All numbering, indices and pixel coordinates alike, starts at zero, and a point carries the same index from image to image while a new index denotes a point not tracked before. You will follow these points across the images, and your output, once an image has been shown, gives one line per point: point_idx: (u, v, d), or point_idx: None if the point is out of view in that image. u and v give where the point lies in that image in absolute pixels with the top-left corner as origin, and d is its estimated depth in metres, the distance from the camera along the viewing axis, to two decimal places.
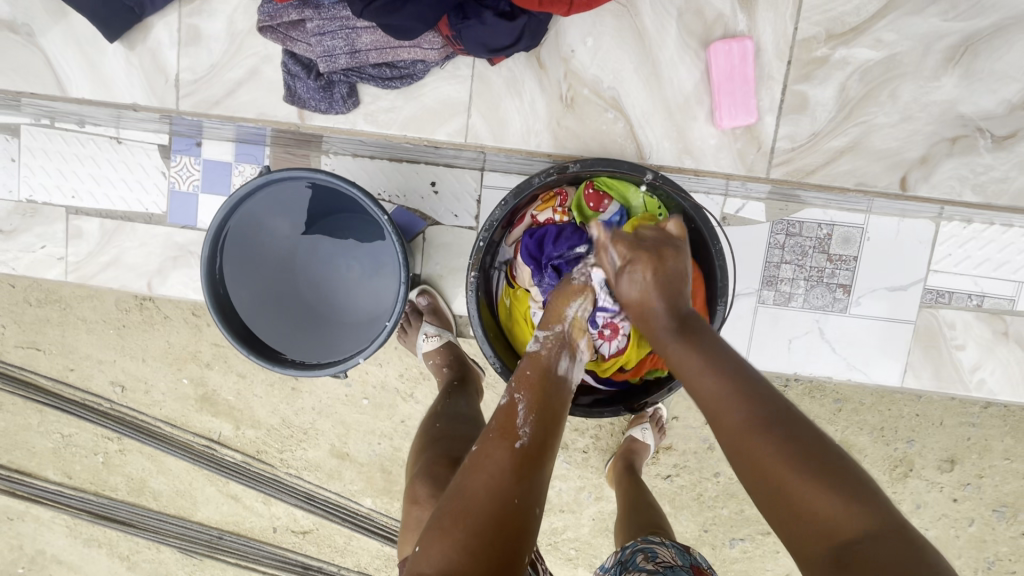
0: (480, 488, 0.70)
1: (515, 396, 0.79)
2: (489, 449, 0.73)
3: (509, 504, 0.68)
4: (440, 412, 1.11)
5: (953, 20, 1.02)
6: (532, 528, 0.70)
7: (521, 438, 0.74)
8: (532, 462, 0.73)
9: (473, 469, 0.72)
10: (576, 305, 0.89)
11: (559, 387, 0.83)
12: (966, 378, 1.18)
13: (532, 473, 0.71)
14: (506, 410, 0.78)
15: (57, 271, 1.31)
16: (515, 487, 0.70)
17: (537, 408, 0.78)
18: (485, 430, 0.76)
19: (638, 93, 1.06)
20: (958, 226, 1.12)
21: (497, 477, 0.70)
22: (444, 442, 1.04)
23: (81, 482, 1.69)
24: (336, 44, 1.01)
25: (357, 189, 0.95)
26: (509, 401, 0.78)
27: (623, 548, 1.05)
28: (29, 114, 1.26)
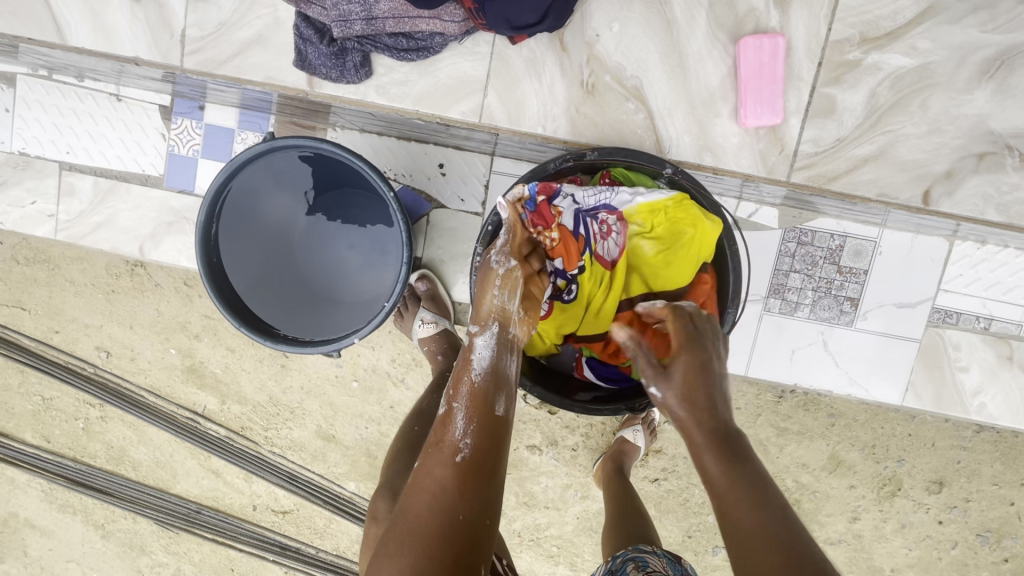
0: (424, 508, 0.68)
1: (454, 406, 0.78)
2: (431, 464, 0.73)
3: (454, 521, 0.67)
4: (423, 414, 1.14)
5: (990, 32, 0.99)
6: (485, 539, 0.68)
7: (462, 452, 0.72)
8: (476, 474, 0.71)
9: (416, 490, 0.71)
10: (497, 294, 0.83)
11: (505, 384, 0.80)
12: (967, 401, 1.17)
13: (473, 484, 0.69)
14: (445, 421, 0.77)
15: (47, 229, 1.27)
16: (458, 502, 0.68)
17: (477, 418, 0.76)
18: (427, 445, 0.76)
19: (661, 84, 1.03)
20: (972, 246, 1.11)
21: (439, 495, 0.70)
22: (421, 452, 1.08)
23: (59, 447, 1.65)
24: (353, 9, 0.97)
25: (365, 162, 0.92)
26: (449, 412, 0.77)
27: (612, 556, 1.01)
28: (27, 63, 1.21)
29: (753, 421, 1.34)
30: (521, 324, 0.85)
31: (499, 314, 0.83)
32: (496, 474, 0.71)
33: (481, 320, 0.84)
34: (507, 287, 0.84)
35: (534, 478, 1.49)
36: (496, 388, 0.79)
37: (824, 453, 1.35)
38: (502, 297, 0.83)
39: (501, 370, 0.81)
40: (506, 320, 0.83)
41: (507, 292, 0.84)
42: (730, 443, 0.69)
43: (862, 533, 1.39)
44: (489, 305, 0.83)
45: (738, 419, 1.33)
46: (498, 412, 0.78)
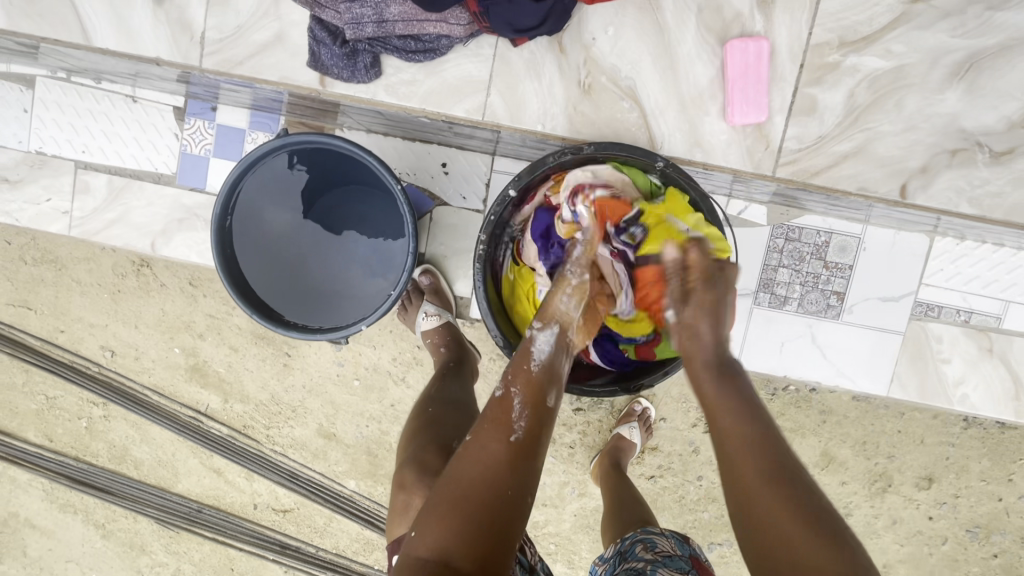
0: (477, 479, 0.72)
1: (511, 389, 0.80)
2: (485, 438, 0.76)
3: (503, 494, 0.71)
4: (434, 396, 1.11)
5: (960, 37, 1.05)
6: (523, 515, 0.73)
7: (516, 432, 0.76)
8: (525, 454, 0.75)
9: (470, 460, 0.74)
10: (567, 299, 0.87)
11: (555, 378, 0.84)
12: (949, 392, 1.22)
13: (525, 465, 0.74)
14: (501, 401, 0.79)
15: (61, 225, 1.31)
16: (509, 478, 0.73)
17: (533, 402, 0.79)
18: (480, 421, 0.78)
19: (654, 84, 1.08)
20: (951, 242, 1.16)
21: (493, 468, 0.73)
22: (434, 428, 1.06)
23: (62, 446, 1.67)
24: (365, 13, 1.03)
25: (374, 157, 0.96)
26: (506, 395, 0.79)
27: (623, 538, 1.07)
28: (46, 66, 1.26)
29: None
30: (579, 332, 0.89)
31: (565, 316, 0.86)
32: (540, 458, 0.76)
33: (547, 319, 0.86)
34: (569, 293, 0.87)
35: None
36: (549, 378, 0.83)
37: (816, 449, 1.39)
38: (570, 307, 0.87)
39: (557, 366, 0.85)
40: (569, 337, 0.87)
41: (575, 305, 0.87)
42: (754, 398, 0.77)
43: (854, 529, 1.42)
44: (557, 308, 0.86)
45: None
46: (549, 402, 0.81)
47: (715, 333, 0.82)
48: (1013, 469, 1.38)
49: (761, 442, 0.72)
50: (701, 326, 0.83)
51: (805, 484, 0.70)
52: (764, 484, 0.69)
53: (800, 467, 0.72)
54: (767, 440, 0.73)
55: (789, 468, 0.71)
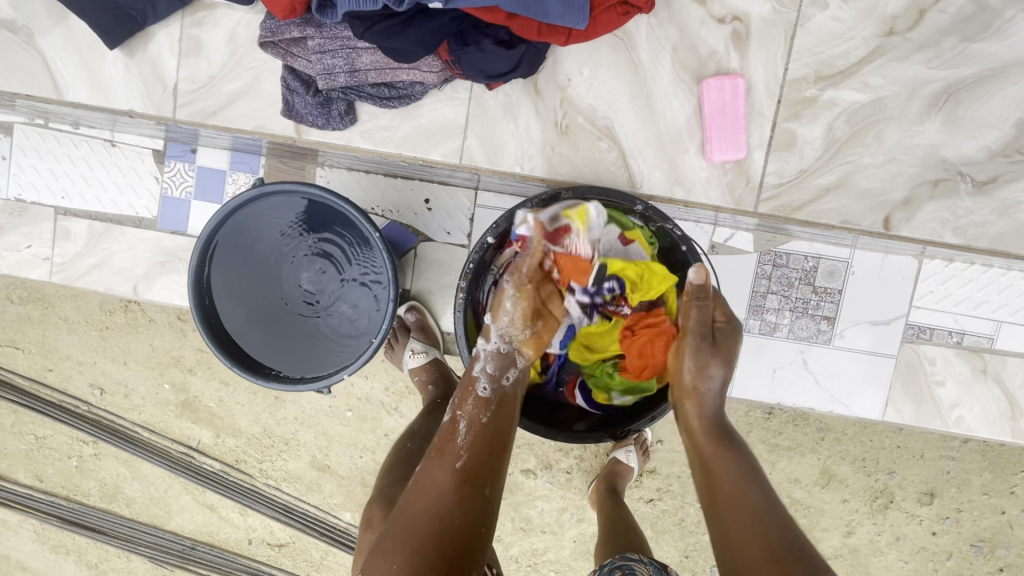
0: (423, 504, 0.76)
1: (458, 414, 0.85)
2: (431, 469, 0.80)
3: (450, 521, 0.74)
4: (415, 431, 1.09)
5: (937, 68, 1.04)
6: (479, 540, 0.75)
7: (461, 457, 0.79)
8: (472, 476, 0.79)
9: (417, 487, 0.78)
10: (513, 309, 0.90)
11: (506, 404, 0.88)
12: (945, 414, 1.20)
13: (471, 488, 0.77)
14: (449, 431, 0.83)
15: (42, 272, 1.29)
16: (454, 503, 0.76)
17: (478, 424, 0.84)
18: (429, 449, 0.82)
19: (632, 124, 1.08)
20: (940, 264, 1.15)
21: (438, 494, 0.76)
22: (410, 462, 1.04)
23: (52, 486, 1.65)
24: (336, 63, 1.03)
25: (351, 206, 0.96)
26: (452, 418, 0.84)
27: (600, 564, 1.00)
28: (23, 113, 1.25)
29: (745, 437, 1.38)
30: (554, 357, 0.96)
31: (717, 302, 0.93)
32: (491, 478, 0.80)
33: (717, 361, 0.89)
34: (719, 355, 0.89)
35: (529, 501, 1.50)
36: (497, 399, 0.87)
37: (815, 467, 1.37)
38: (493, 385, 0.88)
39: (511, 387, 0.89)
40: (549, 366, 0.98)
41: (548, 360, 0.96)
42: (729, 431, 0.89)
43: (857, 547, 1.40)
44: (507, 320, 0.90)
45: None
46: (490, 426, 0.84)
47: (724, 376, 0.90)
48: (1015, 482, 1.36)
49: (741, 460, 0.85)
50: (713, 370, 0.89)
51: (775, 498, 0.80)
52: (747, 497, 0.80)
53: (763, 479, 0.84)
54: (743, 454, 0.86)
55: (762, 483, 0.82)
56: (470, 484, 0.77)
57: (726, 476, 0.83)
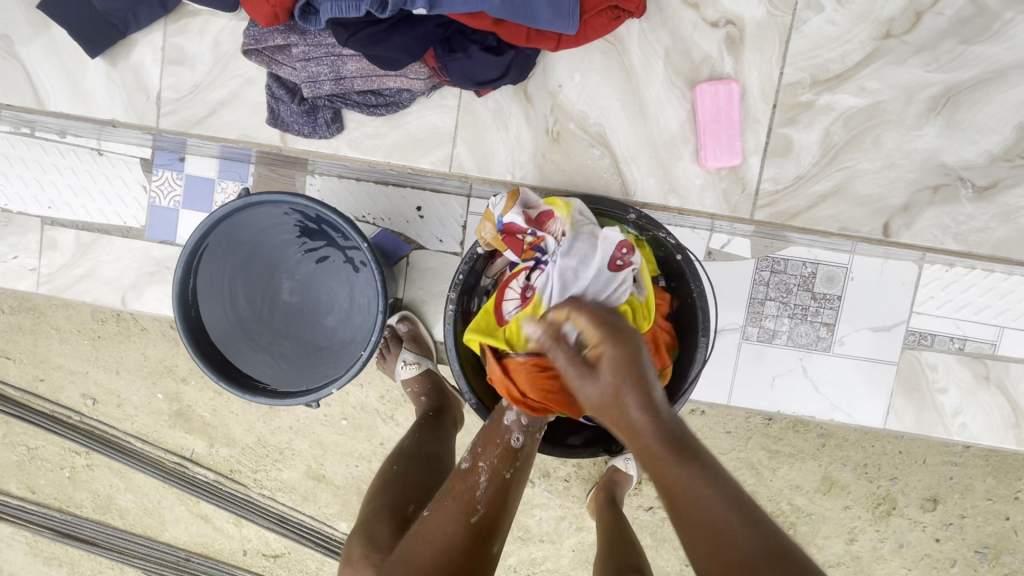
0: (429, 554, 0.74)
1: (479, 463, 0.84)
2: (444, 518, 0.77)
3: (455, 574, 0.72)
4: (403, 451, 1.02)
5: (935, 71, 1.03)
6: None
7: (478, 512, 0.78)
8: (486, 531, 0.77)
9: (424, 534, 0.76)
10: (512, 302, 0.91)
11: (524, 457, 0.87)
12: (947, 421, 1.18)
13: (483, 543, 0.76)
14: (468, 484, 0.81)
15: (29, 283, 1.27)
16: (461, 558, 0.73)
17: (499, 476, 0.82)
18: (443, 495, 0.81)
19: (625, 130, 1.06)
20: (940, 269, 1.12)
21: (448, 545, 0.74)
22: (401, 487, 0.95)
23: (45, 497, 1.63)
24: (321, 71, 1.01)
25: (339, 216, 0.94)
26: (473, 466, 0.83)
27: None
28: (6, 121, 1.23)
29: (744, 444, 1.36)
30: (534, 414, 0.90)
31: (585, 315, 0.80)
32: (503, 534, 0.78)
33: (626, 386, 0.73)
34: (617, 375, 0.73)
35: (527, 510, 1.47)
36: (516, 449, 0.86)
37: (817, 474, 1.35)
38: (521, 437, 0.88)
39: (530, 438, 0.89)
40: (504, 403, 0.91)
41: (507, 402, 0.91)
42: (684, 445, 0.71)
43: (860, 555, 1.38)
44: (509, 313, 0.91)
45: (729, 442, 1.36)
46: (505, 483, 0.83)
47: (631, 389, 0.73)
48: (1019, 488, 1.34)
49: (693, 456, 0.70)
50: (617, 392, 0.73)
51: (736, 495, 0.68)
52: (713, 507, 0.65)
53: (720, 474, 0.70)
54: (697, 451, 0.71)
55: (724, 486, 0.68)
56: (484, 538, 0.76)
57: (679, 483, 0.68)
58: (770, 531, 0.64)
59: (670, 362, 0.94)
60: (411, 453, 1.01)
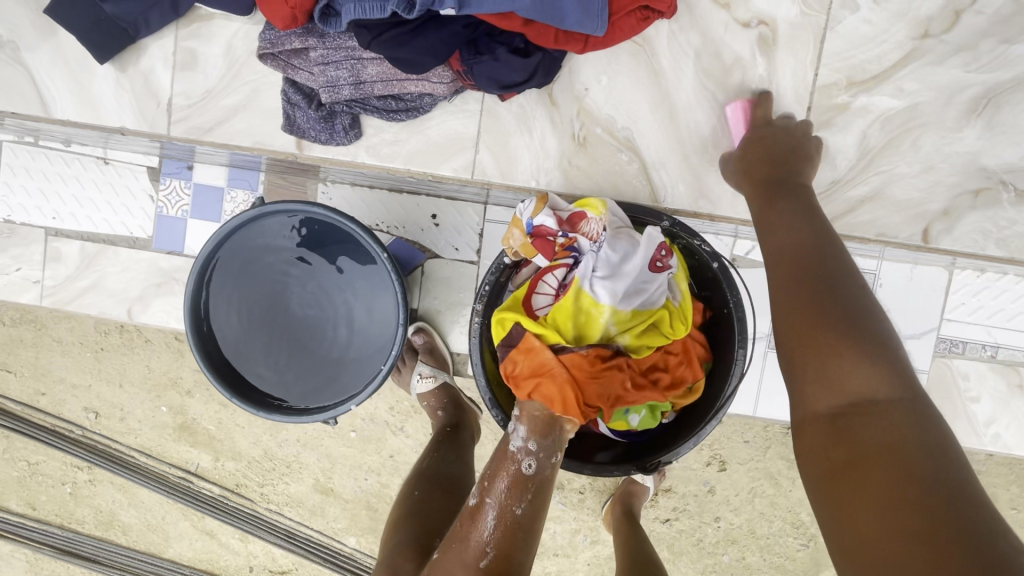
0: None
1: (484, 501, 0.77)
2: (451, 565, 0.74)
3: None
4: (424, 474, 1.00)
5: (974, 72, 1.00)
6: None
7: (484, 559, 0.73)
8: None
9: None
10: (545, 297, 0.87)
11: (541, 486, 0.78)
12: (980, 431, 1.15)
13: None
14: (475, 521, 0.76)
15: (32, 295, 1.24)
16: None
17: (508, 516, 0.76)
18: (450, 538, 0.78)
19: (653, 134, 1.03)
20: (971, 275, 1.10)
21: None
22: (426, 516, 0.92)
23: (45, 514, 1.58)
24: (341, 75, 0.98)
25: (357, 225, 0.91)
26: (477, 505, 0.77)
27: None
28: (11, 130, 1.20)
29: (762, 454, 1.33)
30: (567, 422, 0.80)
31: (765, 121, 0.98)
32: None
33: (768, 166, 0.91)
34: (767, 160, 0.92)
35: None
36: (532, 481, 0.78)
37: None
38: (535, 464, 0.78)
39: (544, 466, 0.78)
40: (523, 412, 0.79)
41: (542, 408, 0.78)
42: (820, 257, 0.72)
43: None
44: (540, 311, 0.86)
45: (748, 452, 1.32)
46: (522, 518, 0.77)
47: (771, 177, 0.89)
48: None
49: (821, 258, 0.72)
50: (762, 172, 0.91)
51: (859, 301, 0.68)
52: (821, 301, 0.67)
53: (851, 282, 0.70)
54: (829, 255, 0.72)
55: (845, 288, 0.69)
56: None
57: (795, 287, 0.69)
58: (879, 341, 0.64)
59: (703, 374, 0.91)
60: (432, 476, 0.99)
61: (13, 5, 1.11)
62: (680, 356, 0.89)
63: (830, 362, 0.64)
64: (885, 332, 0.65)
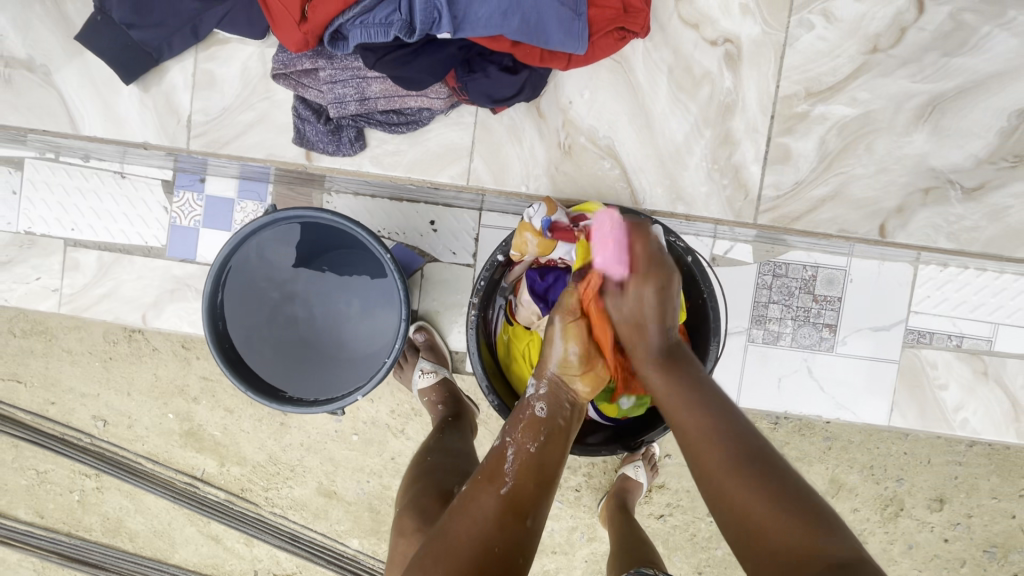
0: (463, 530, 0.73)
1: (507, 439, 0.83)
2: (476, 494, 0.78)
3: (490, 551, 0.72)
4: (433, 445, 1.08)
5: (921, 82, 1.09)
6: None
7: (506, 484, 0.78)
8: (517, 507, 0.77)
9: (459, 512, 0.76)
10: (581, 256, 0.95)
11: (558, 426, 0.86)
12: (950, 418, 1.22)
13: (514, 520, 0.75)
14: (497, 457, 0.82)
15: (51, 303, 1.30)
16: (496, 533, 0.73)
17: (527, 453, 0.82)
18: (474, 475, 0.81)
19: (632, 143, 1.11)
20: (935, 269, 1.18)
21: (481, 523, 0.74)
22: (435, 475, 1.00)
23: (53, 522, 1.62)
24: (347, 92, 1.07)
25: (363, 229, 0.98)
26: (501, 445, 0.83)
27: None
28: (34, 148, 1.27)
29: None
30: (581, 382, 0.89)
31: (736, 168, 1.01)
32: (537, 509, 0.77)
33: (648, 270, 0.89)
34: (641, 299, 0.89)
35: None
36: (552, 421, 0.86)
37: (825, 476, 1.37)
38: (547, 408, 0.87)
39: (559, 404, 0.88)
40: (541, 368, 0.90)
41: (572, 343, 0.88)
42: (682, 356, 0.87)
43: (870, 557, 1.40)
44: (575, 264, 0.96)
45: None
46: (537, 458, 0.82)
47: (662, 332, 0.88)
48: None
49: (734, 435, 0.75)
50: (643, 317, 0.88)
51: (787, 474, 0.72)
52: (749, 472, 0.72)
53: (780, 460, 0.74)
54: (723, 419, 0.77)
55: (780, 478, 0.71)
56: (517, 513, 0.76)
57: (716, 445, 0.75)
58: (785, 486, 0.70)
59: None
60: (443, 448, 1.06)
61: (40, 32, 1.19)
62: None
63: (780, 555, 0.65)
64: (786, 472, 0.72)
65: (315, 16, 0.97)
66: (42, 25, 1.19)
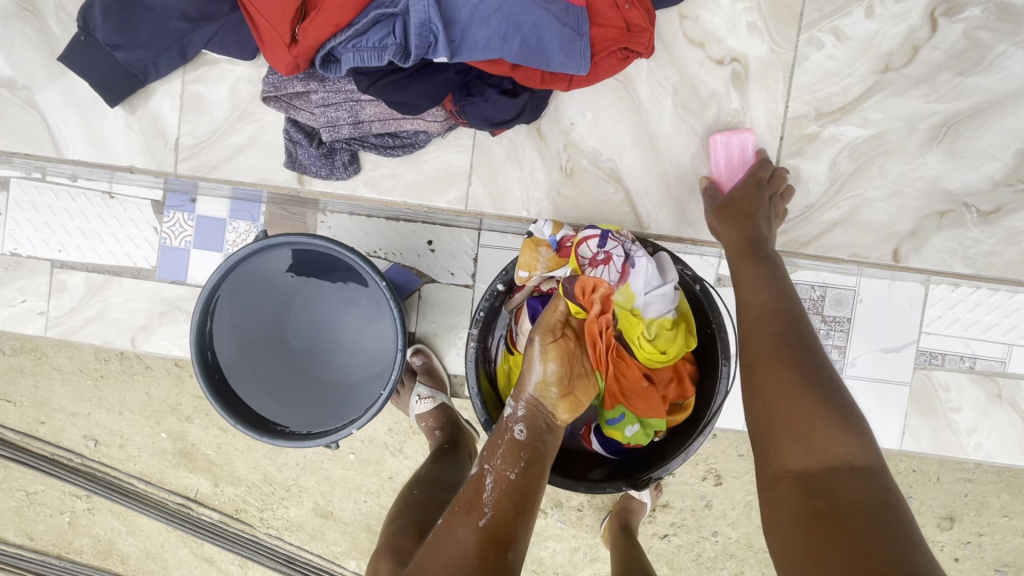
0: (442, 567, 0.73)
1: (485, 466, 0.83)
2: (453, 526, 0.77)
3: None
4: (422, 478, 1.04)
5: (934, 102, 1.06)
6: None
7: (485, 516, 0.77)
8: (497, 539, 0.75)
9: (436, 547, 0.75)
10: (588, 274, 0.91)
11: (537, 450, 0.85)
12: (963, 441, 1.18)
13: (494, 553, 0.74)
14: (475, 486, 0.81)
15: (37, 326, 1.27)
16: (476, 567, 0.73)
17: (504, 480, 0.81)
18: (452, 506, 0.80)
19: (636, 165, 1.08)
20: (947, 289, 1.14)
21: (460, 558, 0.73)
22: (419, 510, 0.97)
23: (42, 544, 1.58)
24: (340, 115, 1.03)
25: (357, 256, 0.95)
26: (479, 474, 0.82)
27: None
28: (20, 167, 1.24)
29: None
30: (559, 403, 0.89)
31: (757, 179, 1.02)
32: (517, 540, 0.76)
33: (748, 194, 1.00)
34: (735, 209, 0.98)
35: (541, 543, 1.44)
36: (530, 447, 0.85)
37: None
38: (527, 430, 0.86)
39: (538, 429, 0.87)
40: (520, 388, 0.90)
41: (550, 363, 0.88)
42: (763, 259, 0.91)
43: None
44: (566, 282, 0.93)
45: (743, 466, 1.35)
46: (517, 485, 0.82)
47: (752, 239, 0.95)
48: None
49: (789, 326, 0.79)
50: (738, 226, 0.96)
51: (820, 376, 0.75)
52: (789, 373, 0.74)
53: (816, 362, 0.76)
54: (782, 308, 0.82)
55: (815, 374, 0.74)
56: (496, 546, 0.75)
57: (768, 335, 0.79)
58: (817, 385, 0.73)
59: (692, 392, 0.98)
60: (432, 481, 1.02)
61: (26, 50, 1.16)
62: (672, 376, 0.97)
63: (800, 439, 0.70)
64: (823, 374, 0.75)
65: (305, 40, 0.93)
66: (28, 44, 1.16)
